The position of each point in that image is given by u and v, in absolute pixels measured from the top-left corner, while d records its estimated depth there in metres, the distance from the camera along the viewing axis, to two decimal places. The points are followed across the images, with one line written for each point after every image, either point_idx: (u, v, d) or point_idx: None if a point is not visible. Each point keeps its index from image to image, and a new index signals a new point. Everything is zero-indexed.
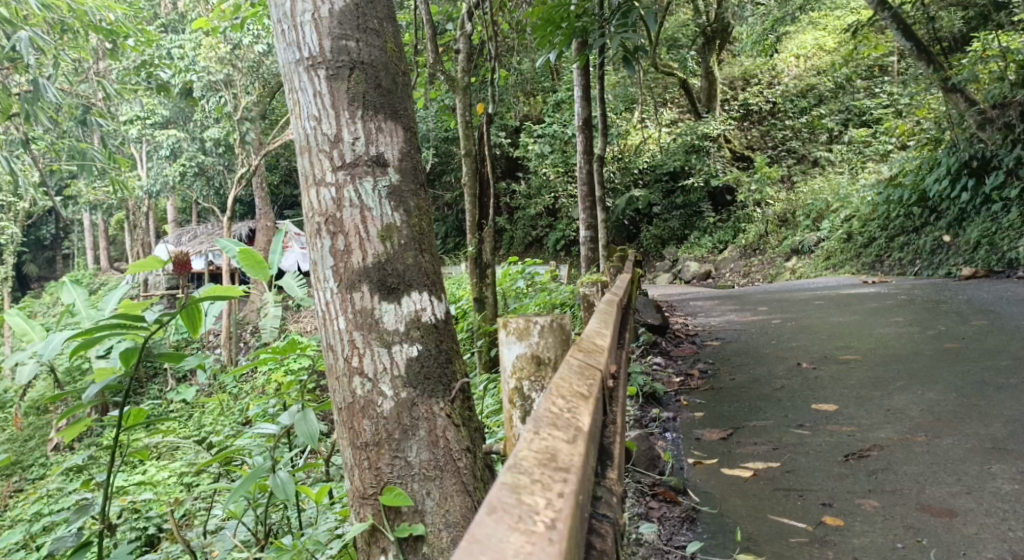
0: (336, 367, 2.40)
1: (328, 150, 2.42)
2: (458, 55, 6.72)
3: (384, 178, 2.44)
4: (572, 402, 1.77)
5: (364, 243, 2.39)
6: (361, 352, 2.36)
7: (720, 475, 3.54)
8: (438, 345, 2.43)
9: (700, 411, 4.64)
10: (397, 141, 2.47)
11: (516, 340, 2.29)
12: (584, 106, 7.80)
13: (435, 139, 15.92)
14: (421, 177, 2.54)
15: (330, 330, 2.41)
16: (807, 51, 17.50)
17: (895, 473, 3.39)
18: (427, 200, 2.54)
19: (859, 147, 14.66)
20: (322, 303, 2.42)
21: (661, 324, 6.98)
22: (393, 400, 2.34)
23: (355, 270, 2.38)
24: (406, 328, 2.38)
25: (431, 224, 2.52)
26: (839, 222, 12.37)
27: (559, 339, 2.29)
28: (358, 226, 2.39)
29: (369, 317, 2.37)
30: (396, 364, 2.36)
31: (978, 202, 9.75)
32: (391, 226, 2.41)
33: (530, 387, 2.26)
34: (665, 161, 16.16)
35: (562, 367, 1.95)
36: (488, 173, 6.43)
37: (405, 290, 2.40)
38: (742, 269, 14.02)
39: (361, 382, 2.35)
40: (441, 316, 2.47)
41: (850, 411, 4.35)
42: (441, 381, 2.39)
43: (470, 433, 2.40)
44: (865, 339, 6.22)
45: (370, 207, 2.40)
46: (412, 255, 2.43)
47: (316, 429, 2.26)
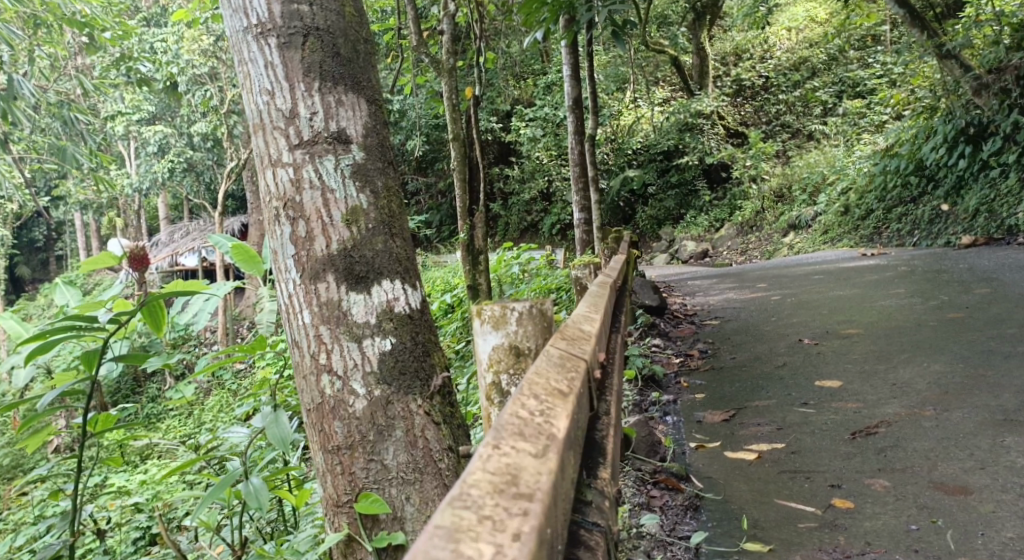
0: (302, 364, 2.26)
1: (284, 128, 2.27)
2: (442, 37, 6.50)
3: (347, 156, 2.30)
4: (546, 403, 1.59)
5: (327, 229, 2.25)
6: (329, 347, 2.22)
7: (722, 459, 3.41)
8: (414, 337, 2.29)
9: (701, 393, 4.51)
10: (360, 114, 2.33)
11: (491, 329, 2.15)
12: (573, 85, 7.60)
13: (425, 126, 15.72)
14: (387, 154, 2.40)
15: (295, 326, 2.27)
16: (798, 23, 17.24)
17: (905, 450, 3.27)
18: (396, 179, 2.40)
19: (854, 119, 14.50)
20: (285, 297, 2.28)
21: (659, 306, 6.81)
22: (365, 395, 2.20)
23: (318, 258, 2.24)
24: (378, 320, 2.24)
25: (401, 205, 2.39)
26: (835, 195, 12.21)
27: (539, 328, 2.14)
28: (320, 210, 2.25)
29: (335, 310, 2.22)
30: (369, 360, 2.22)
31: (976, 168, 9.62)
32: (356, 210, 2.27)
33: (508, 381, 2.12)
34: (658, 141, 15.99)
35: (539, 360, 1.76)
36: (477, 157, 6.28)
37: (374, 279, 2.26)
38: (740, 246, 13.88)
39: (330, 380, 2.22)
40: (416, 305, 2.33)
41: (854, 387, 4.23)
42: (418, 375, 2.26)
43: (451, 430, 2.27)
44: (867, 313, 6.09)
45: (333, 187, 2.26)
46: (381, 241, 2.29)
47: (288, 435, 2.12)
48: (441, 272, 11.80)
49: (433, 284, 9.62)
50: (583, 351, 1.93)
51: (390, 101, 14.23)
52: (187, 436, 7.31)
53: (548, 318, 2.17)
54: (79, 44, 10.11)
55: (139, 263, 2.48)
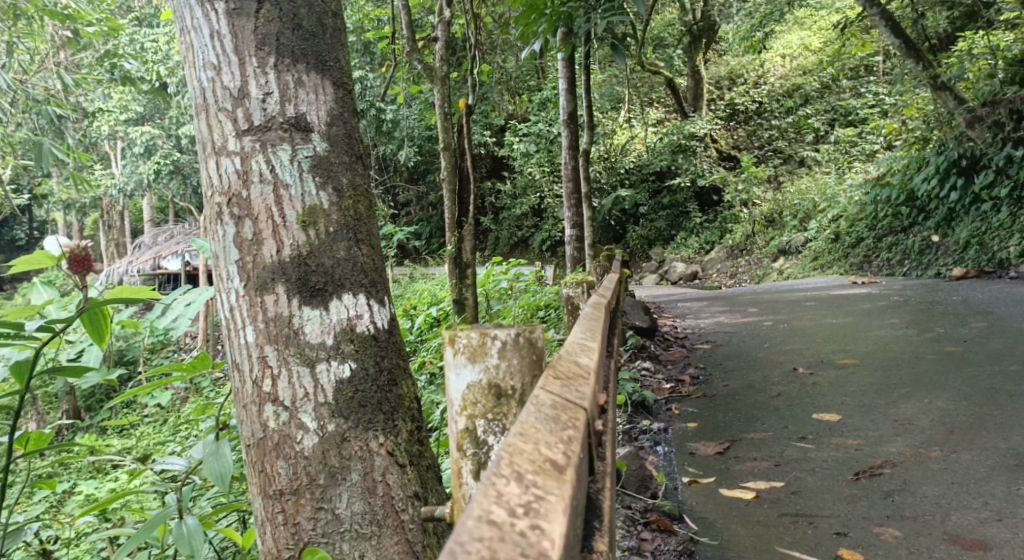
0: (243, 392, 2.01)
1: (231, 109, 2.03)
2: (437, 43, 6.21)
3: (306, 146, 2.05)
4: (536, 489, 1.20)
5: (278, 230, 2.00)
6: (274, 372, 1.97)
7: (718, 497, 3.16)
8: (378, 362, 2.05)
9: (693, 422, 4.26)
10: (323, 99, 2.09)
11: (466, 362, 1.66)
12: (568, 99, 7.38)
13: (417, 136, 15.48)
14: (356, 147, 2.16)
15: (235, 345, 2.02)
16: (792, 51, 17.13)
17: (913, 495, 3.03)
18: (364, 177, 2.16)
19: (845, 147, 14.40)
20: (227, 309, 2.02)
21: (649, 327, 6.57)
22: (314, 427, 1.95)
23: (267, 266, 1.99)
24: (335, 341, 2.00)
25: (370, 207, 2.15)
26: (826, 222, 12.08)
27: (526, 360, 1.66)
28: (270, 208, 2.01)
29: (285, 327, 1.98)
30: (322, 389, 1.97)
31: (967, 201, 9.44)
32: (315, 209, 2.03)
33: (486, 430, 1.67)
34: (651, 161, 15.78)
35: (524, 413, 1.39)
36: (467, 167, 6.07)
37: (333, 292, 2.01)
38: (729, 269, 13.73)
39: (275, 411, 1.96)
40: (382, 326, 2.09)
41: (854, 421, 4.00)
42: (382, 407, 2.01)
43: (418, 473, 2.02)
44: (862, 342, 5.89)
45: (286, 181, 2.02)
46: (343, 248, 2.05)
47: (226, 471, 1.87)
48: (427, 284, 11.58)
49: (418, 297, 9.36)
50: (579, 395, 1.59)
51: (383, 111, 14.04)
52: (156, 446, 7.00)
53: (539, 350, 1.67)
54: (62, 39, 9.87)
55: (80, 264, 2.22)
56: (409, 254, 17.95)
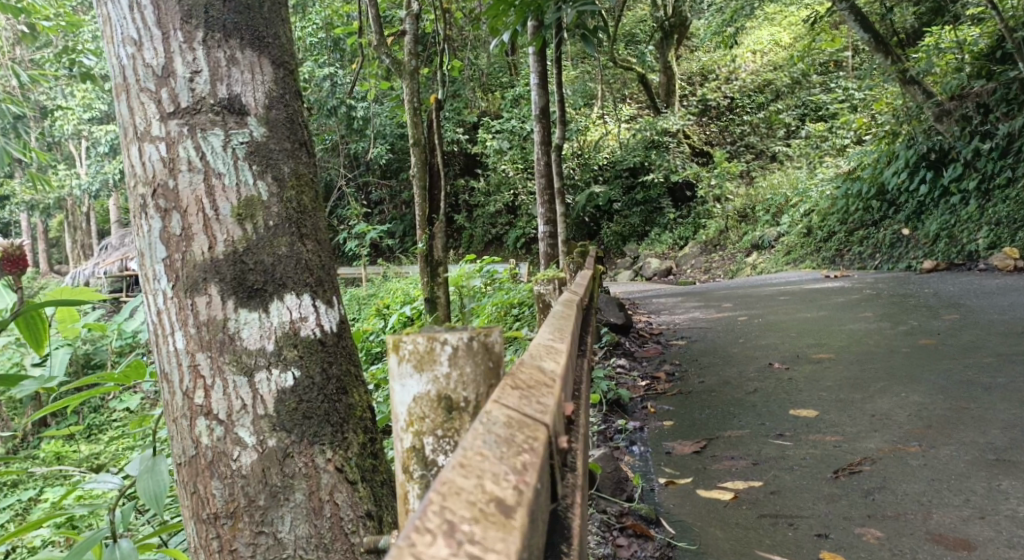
0: (173, 405, 1.86)
1: (155, 90, 1.89)
2: (405, 36, 6.05)
3: (241, 131, 1.92)
4: (477, 541, 1.07)
5: (209, 224, 1.87)
6: (208, 382, 1.83)
7: (695, 498, 3.07)
8: (325, 371, 1.92)
9: (669, 420, 4.17)
10: (260, 78, 1.96)
11: (413, 371, 1.49)
12: (540, 94, 7.26)
13: (389, 133, 15.28)
14: (299, 132, 2.03)
15: (163, 353, 1.88)
16: (763, 47, 17.20)
17: (894, 493, 2.96)
18: (308, 165, 2.03)
19: (816, 141, 14.43)
20: (154, 314, 1.89)
21: (624, 324, 6.47)
22: (252, 442, 1.82)
23: (198, 264, 1.86)
24: (277, 347, 1.87)
25: (315, 198, 2.03)
26: (799, 216, 12.08)
27: (480, 367, 1.51)
28: (199, 200, 1.87)
29: (218, 332, 1.84)
30: (262, 400, 1.84)
31: (936, 194, 9.49)
32: (253, 201, 1.91)
33: (434, 448, 1.51)
34: (624, 157, 15.75)
35: (471, 436, 1.27)
36: (437, 163, 5.92)
37: (273, 292, 1.89)
38: (704, 264, 13.68)
39: (208, 426, 1.82)
40: (330, 329, 1.97)
41: (831, 417, 3.93)
42: (331, 418, 1.89)
43: (370, 489, 1.91)
44: (836, 336, 5.84)
45: (218, 170, 1.89)
46: (285, 243, 1.92)
47: (162, 492, 1.79)
48: (400, 284, 11.41)
49: (392, 296, 9.19)
50: (538, 408, 1.47)
51: (354, 107, 13.84)
52: (120, 453, 6.77)
53: (495, 356, 1.54)
54: (17, 34, 9.57)
55: (13, 264, 2.07)
56: (383, 253, 17.74)
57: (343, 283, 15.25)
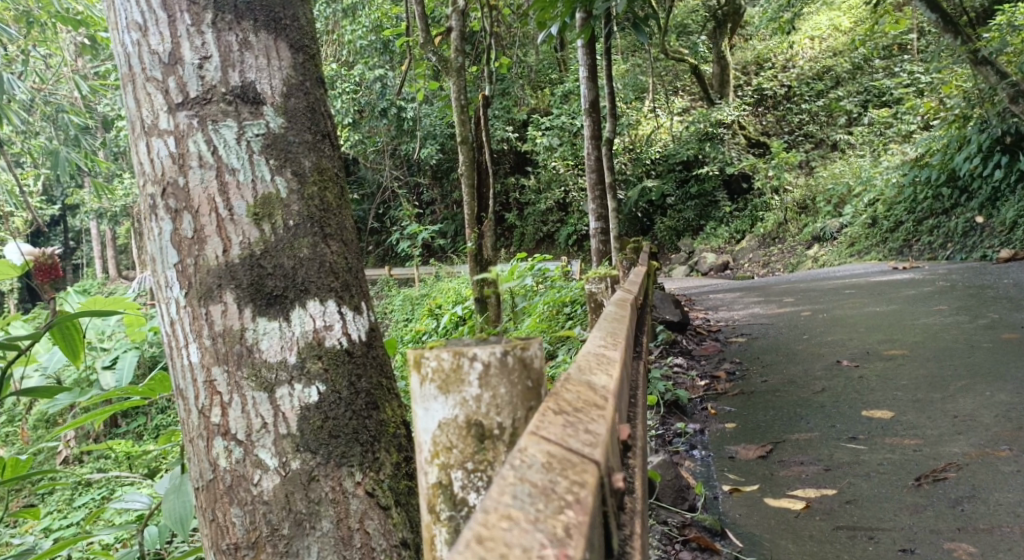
0: (189, 425, 1.78)
1: (162, 78, 1.80)
2: (452, 32, 5.93)
3: (257, 122, 1.83)
4: None
5: (223, 225, 1.78)
6: (225, 399, 1.74)
7: (764, 508, 2.88)
8: (353, 384, 1.82)
9: (732, 422, 3.97)
10: (276, 64, 1.87)
11: (438, 391, 1.37)
12: (589, 88, 7.07)
13: (439, 133, 15.24)
14: (321, 123, 1.94)
15: (177, 367, 1.79)
16: (822, 33, 16.62)
17: (985, 503, 2.73)
18: (330, 158, 1.94)
19: (880, 128, 13.87)
20: (167, 325, 1.80)
21: (681, 321, 6.25)
22: (274, 465, 1.72)
23: (211, 269, 1.76)
24: (300, 358, 1.77)
25: (339, 194, 1.93)
26: (862, 206, 11.63)
27: (518, 387, 1.38)
28: (211, 198, 1.78)
29: (235, 343, 1.75)
30: (284, 418, 1.74)
31: (1013, 179, 9.08)
32: (271, 198, 1.81)
33: (463, 479, 1.39)
34: (678, 150, 15.45)
35: (505, 474, 1.13)
36: (486, 161, 5.83)
37: (295, 299, 1.79)
38: (762, 258, 13.30)
39: (226, 447, 1.73)
40: (358, 339, 1.87)
41: (908, 418, 3.68)
42: (360, 437, 1.79)
43: (405, 513, 1.80)
44: (908, 331, 5.53)
45: (231, 166, 1.79)
46: (307, 245, 1.83)
47: (188, 514, 1.85)
48: (452, 283, 11.34)
49: (444, 296, 9.11)
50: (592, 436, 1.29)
51: (404, 108, 13.87)
52: None
53: (535, 373, 1.39)
54: (78, 48, 9.79)
55: (45, 274, 2.20)
56: (436, 252, 17.74)
57: (396, 283, 15.29)
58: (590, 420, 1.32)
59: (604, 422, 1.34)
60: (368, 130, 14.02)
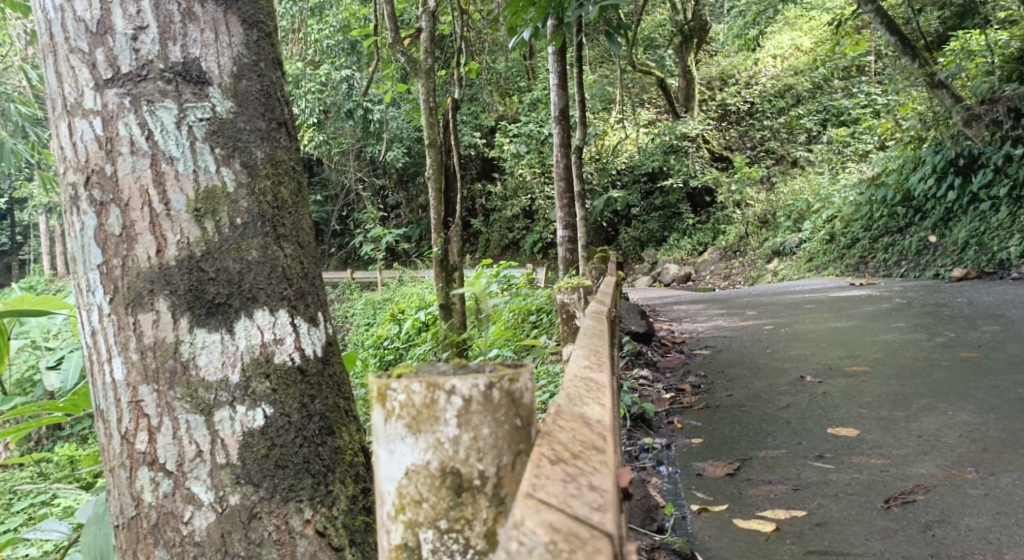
0: (111, 452, 1.62)
1: (88, 50, 1.63)
2: (422, 33, 5.78)
3: (202, 106, 1.67)
4: None
5: (158, 221, 1.62)
6: (153, 423, 1.58)
7: (732, 530, 2.79)
8: (304, 407, 1.68)
9: (698, 437, 3.89)
10: (226, 40, 1.72)
11: (408, 428, 1.07)
12: (560, 95, 6.99)
13: (405, 137, 15.07)
14: (277, 110, 1.79)
15: (98, 385, 1.64)
16: (784, 51, 16.82)
17: (955, 528, 2.67)
18: (287, 147, 1.80)
19: (839, 147, 14.03)
20: (89, 336, 1.64)
21: (646, 332, 6.18)
22: (209, 499, 1.56)
23: (142, 273, 1.61)
24: (244, 376, 1.62)
25: (295, 189, 1.79)
26: (821, 223, 11.76)
27: (507, 430, 1.09)
28: (144, 191, 1.62)
29: (167, 356, 1.59)
30: (222, 445, 1.59)
31: (965, 201, 9.12)
32: (214, 192, 1.66)
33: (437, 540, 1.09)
34: (643, 162, 15.47)
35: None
36: (454, 165, 5.69)
37: (240, 308, 1.64)
38: (723, 271, 13.36)
39: (153, 479, 1.57)
40: (312, 356, 1.73)
41: (874, 437, 3.63)
42: (310, 468, 1.64)
43: (359, 554, 1.65)
44: (869, 347, 5.52)
45: (169, 154, 1.64)
46: (257, 246, 1.68)
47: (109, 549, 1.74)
48: (416, 288, 11.16)
49: (407, 301, 8.95)
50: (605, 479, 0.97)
51: (370, 110, 13.69)
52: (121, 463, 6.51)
53: (524, 409, 1.10)
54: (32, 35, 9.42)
55: None
56: (399, 256, 17.51)
57: (358, 286, 15.06)
58: (592, 469, 0.95)
59: (609, 472, 0.98)
60: (333, 131, 13.82)
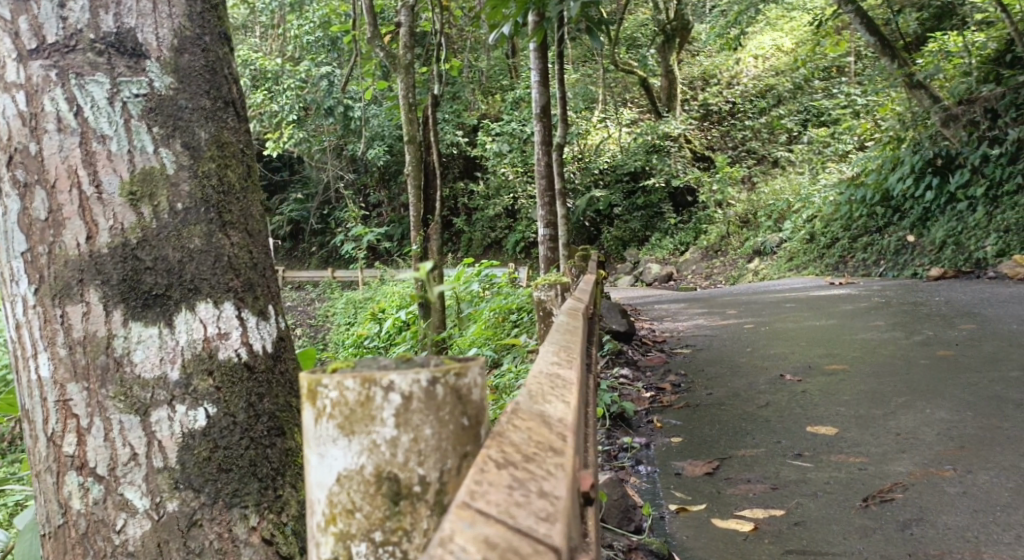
0: (37, 456, 1.52)
1: (11, 19, 1.51)
2: (401, 29, 5.69)
3: (137, 81, 1.57)
4: None
5: (88, 205, 1.51)
6: (83, 425, 1.48)
7: (710, 530, 2.74)
8: (249, 405, 1.59)
9: (677, 436, 3.84)
10: (165, 11, 1.62)
11: (339, 428, 0.90)
12: (541, 93, 6.92)
13: (387, 136, 14.97)
14: (223, 88, 1.70)
15: (25, 384, 1.54)
16: (765, 52, 16.86)
17: (933, 527, 2.63)
18: (233, 127, 1.71)
19: (819, 147, 14.08)
20: (14, 329, 1.54)
21: (627, 331, 6.13)
22: (144, 507, 1.46)
23: (70, 261, 1.49)
24: (185, 374, 1.53)
25: (242, 173, 1.71)
26: (801, 222, 11.80)
27: (451, 428, 0.93)
28: (71, 172, 1.51)
29: (98, 351, 1.49)
30: (160, 448, 1.49)
31: (943, 200, 9.15)
32: (151, 174, 1.56)
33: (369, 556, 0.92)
34: (624, 161, 15.45)
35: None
36: (433, 162, 5.61)
37: (180, 300, 1.55)
38: (704, 270, 13.36)
39: (81, 485, 1.47)
40: (261, 351, 1.65)
41: (853, 435, 3.60)
42: (257, 472, 1.55)
43: None
44: (849, 346, 5.51)
45: (101, 132, 1.52)
46: (200, 234, 1.59)
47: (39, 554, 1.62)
48: (397, 288, 11.05)
49: (388, 301, 8.85)
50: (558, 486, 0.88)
51: (352, 107, 13.59)
52: None
53: (473, 406, 0.96)
54: None
55: None
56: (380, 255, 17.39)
57: (339, 286, 14.94)
58: (545, 474, 0.88)
59: (564, 475, 0.91)
60: (313, 129, 13.71)
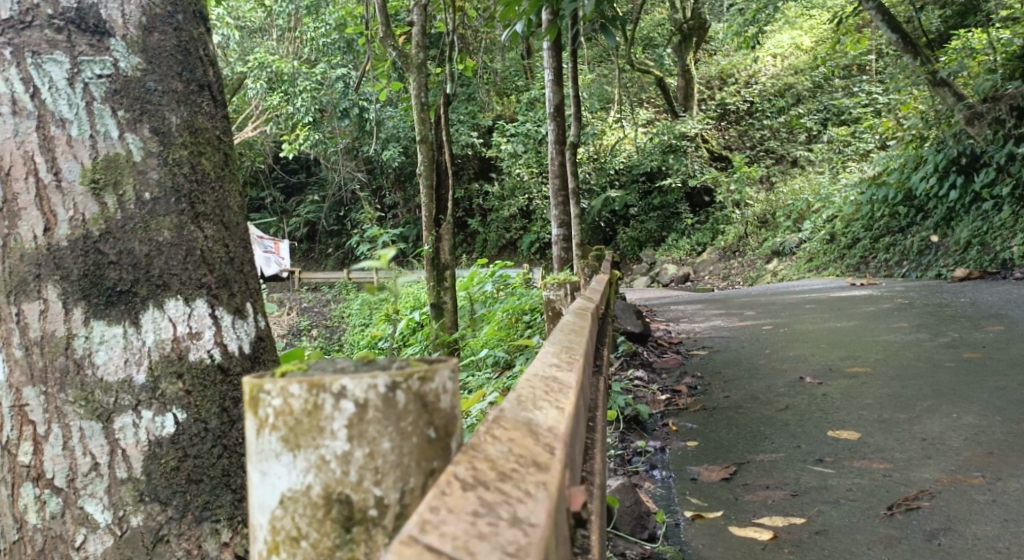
0: None
1: None
2: (413, 28, 5.62)
3: (102, 63, 1.51)
4: None
5: (46, 194, 1.45)
6: (38, 432, 1.40)
7: (728, 538, 2.65)
8: (222, 411, 1.51)
9: (693, 440, 3.75)
10: None
11: (284, 443, 0.81)
12: (554, 91, 6.85)
13: (403, 137, 14.94)
14: (196, 71, 1.64)
15: None
16: (784, 51, 16.66)
17: (962, 537, 2.53)
18: (209, 112, 1.66)
19: (839, 146, 13.90)
20: None
21: (642, 332, 6.04)
22: (106, 521, 1.39)
23: (26, 255, 1.43)
24: (150, 376, 1.46)
25: (217, 162, 1.65)
26: (821, 222, 11.67)
27: (417, 443, 0.84)
28: (28, 160, 1.45)
29: (57, 351, 1.42)
30: (123, 455, 1.42)
31: (967, 200, 8.99)
32: (115, 162, 1.50)
33: None
34: (641, 161, 15.32)
35: None
36: (445, 162, 5.54)
37: (147, 297, 1.48)
38: (722, 271, 13.22)
39: (38, 498, 1.39)
40: (236, 351, 1.58)
41: (875, 440, 3.49)
42: (231, 483, 1.48)
43: None
44: (870, 348, 5.39)
45: (60, 115, 1.47)
46: (170, 226, 1.53)
47: None
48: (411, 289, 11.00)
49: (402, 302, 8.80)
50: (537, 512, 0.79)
51: (367, 108, 13.58)
52: None
53: (440, 416, 0.87)
54: None
55: None
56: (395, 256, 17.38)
57: (354, 287, 14.93)
58: (521, 496, 0.79)
59: (545, 496, 0.82)
60: (329, 131, 13.70)
